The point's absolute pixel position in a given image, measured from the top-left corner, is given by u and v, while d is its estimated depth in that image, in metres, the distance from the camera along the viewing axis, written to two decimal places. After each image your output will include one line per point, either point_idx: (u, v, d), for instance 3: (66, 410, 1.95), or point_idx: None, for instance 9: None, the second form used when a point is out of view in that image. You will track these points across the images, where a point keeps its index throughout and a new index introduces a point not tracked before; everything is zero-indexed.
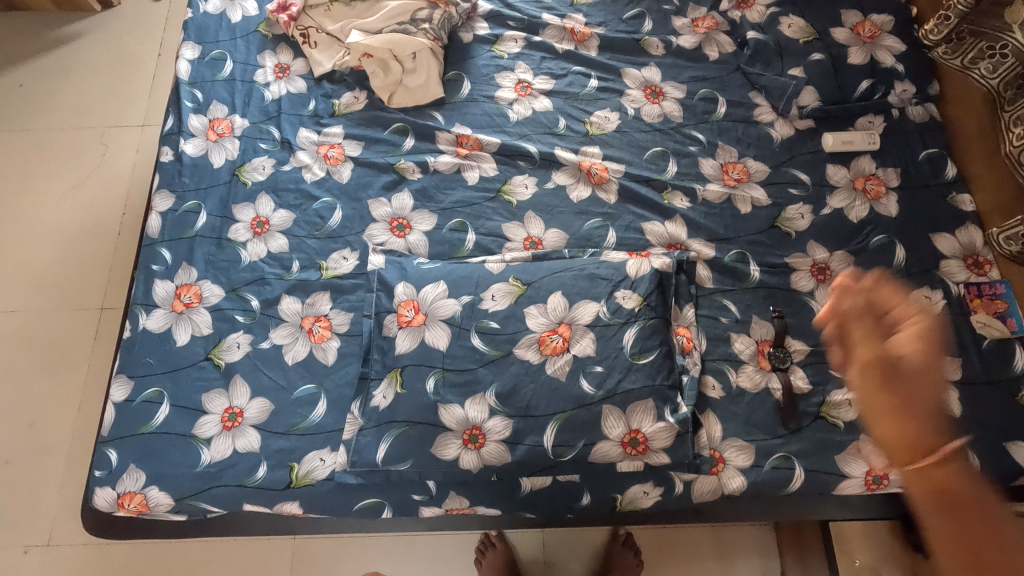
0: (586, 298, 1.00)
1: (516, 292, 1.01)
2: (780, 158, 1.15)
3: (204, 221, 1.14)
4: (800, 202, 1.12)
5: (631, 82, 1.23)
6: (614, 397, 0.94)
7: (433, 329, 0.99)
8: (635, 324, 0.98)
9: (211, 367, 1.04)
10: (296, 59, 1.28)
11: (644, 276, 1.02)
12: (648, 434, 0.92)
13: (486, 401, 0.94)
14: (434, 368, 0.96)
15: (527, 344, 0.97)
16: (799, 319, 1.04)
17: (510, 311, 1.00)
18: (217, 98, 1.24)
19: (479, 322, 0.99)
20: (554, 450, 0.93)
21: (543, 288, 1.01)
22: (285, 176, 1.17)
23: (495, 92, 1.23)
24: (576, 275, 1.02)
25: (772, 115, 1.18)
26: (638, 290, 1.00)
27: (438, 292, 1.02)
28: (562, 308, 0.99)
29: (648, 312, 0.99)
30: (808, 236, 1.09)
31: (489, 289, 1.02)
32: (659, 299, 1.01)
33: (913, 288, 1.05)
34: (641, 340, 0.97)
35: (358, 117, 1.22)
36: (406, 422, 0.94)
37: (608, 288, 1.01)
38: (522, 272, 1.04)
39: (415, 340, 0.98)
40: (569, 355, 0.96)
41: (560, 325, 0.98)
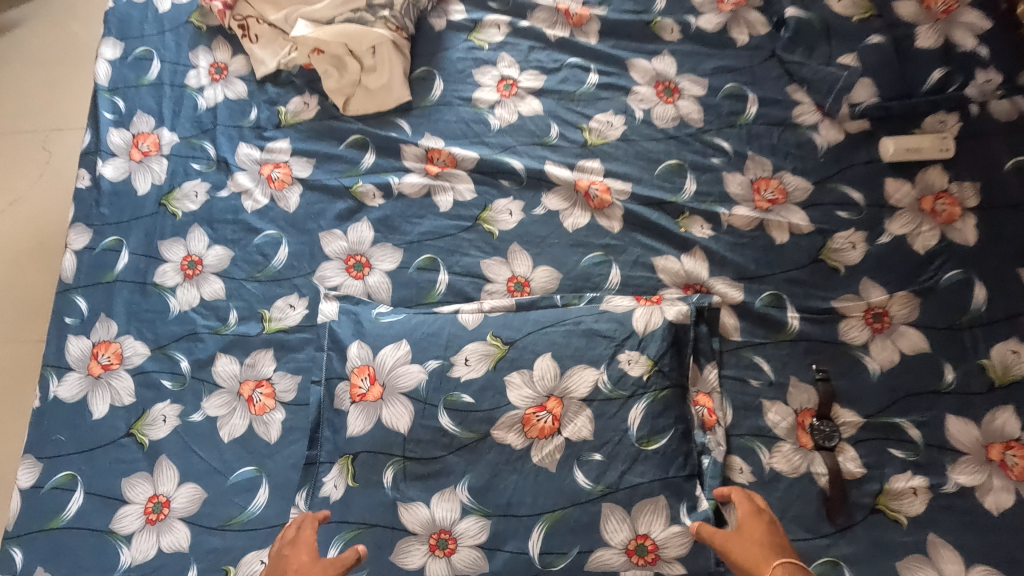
0: (582, 363, 0.79)
1: (497, 355, 0.81)
2: (826, 171, 0.92)
3: (126, 262, 0.95)
4: (850, 228, 0.89)
5: (639, 76, 1.00)
6: (617, 494, 0.75)
7: (392, 405, 0.79)
8: (643, 398, 0.78)
9: (132, 445, 0.87)
10: (235, 56, 1.07)
11: (655, 332, 0.81)
12: (660, 539, 0.74)
13: (457, 496, 0.76)
14: (393, 455, 0.78)
15: (507, 424, 0.77)
16: (848, 382, 0.83)
17: (486, 381, 0.79)
18: (142, 108, 1.04)
19: (448, 394, 0.79)
20: (541, 560, 0.74)
21: (528, 348, 0.81)
22: (221, 204, 0.98)
23: (473, 92, 1.01)
24: (569, 331, 0.81)
25: (816, 116, 0.95)
26: (647, 352, 0.80)
27: (399, 356, 0.82)
28: (552, 375, 0.79)
29: (660, 381, 0.79)
30: (862, 273, 0.88)
31: (461, 351, 0.82)
32: (674, 362, 0.80)
33: (997, 340, 0.82)
34: (651, 419, 0.77)
35: (309, 128, 1.01)
36: (359, 524, 0.76)
37: (609, 350, 0.80)
38: (503, 326, 0.83)
39: (370, 420, 0.80)
40: (561, 437, 0.77)
41: (549, 399, 0.78)
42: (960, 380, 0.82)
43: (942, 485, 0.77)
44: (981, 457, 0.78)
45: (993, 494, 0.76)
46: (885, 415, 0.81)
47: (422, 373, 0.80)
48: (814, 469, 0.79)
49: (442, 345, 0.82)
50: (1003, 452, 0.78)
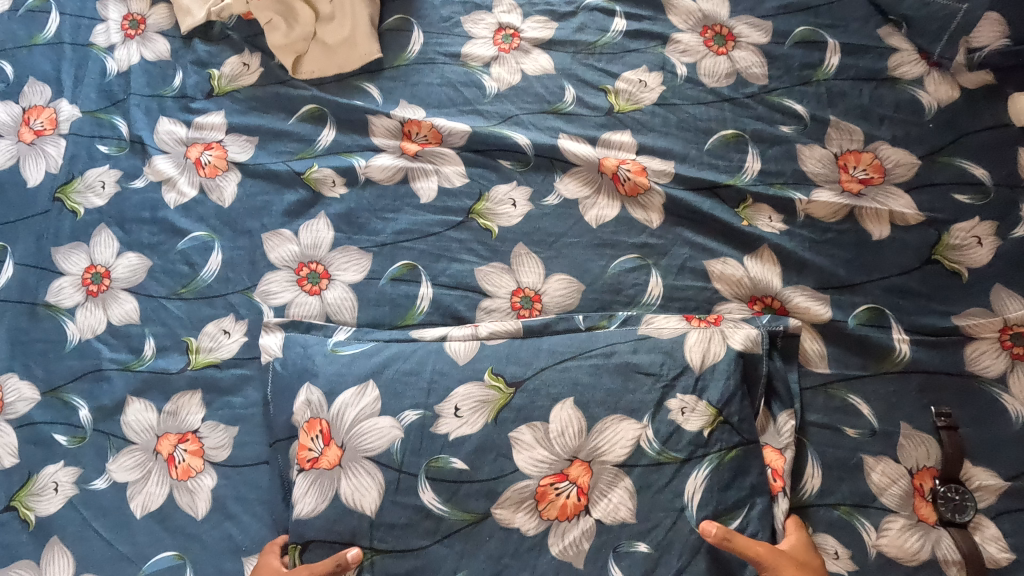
0: (617, 413, 0.56)
1: (499, 403, 0.57)
2: (936, 140, 0.69)
3: (11, 276, 0.73)
4: (973, 216, 0.66)
5: (680, 20, 0.76)
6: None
7: (355, 477, 0.56)
8: (704, 462, 0.56)
9: (12, 523, 0.65)
10: (157, 6, 0.83)
11: (717, 367, 0.58)
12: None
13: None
14: (355, 546, 0.56)
15: (511, 499, 0.55)
16: (981, 430, 0.60)
17: (482, 441, 0.56)
18: (36, 74, 0.80)
19: (433, 459, 0.56)
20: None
21: (541, 393, 0.57)
22: (136, 198, 0.75)
23: (461, 46, 0.78)
24: (598, 368, 0.58)
25: (919, 67, 0.72)
26: (707, 396, 0.57)
27: (363, 406, 0.58)
28: (576, 431, 0.56)
29: (727, 437, 0.56)
30: (993, 276, 0.64)
31: (451, 397, 0.58)
32: (744, 408, 0.58)
33: None
34: (716, 491, 0.55)
35: (249, 96, 0.78)
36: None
37: (654, 394, 0.57)
38: (506, 358, 0.59)
39: (324, 498, 0.57)
40: (591, 518, 0.55)
41: (571, 464, 0.55)
42: None
43: None
44: None
45: None
46: None
47: (395, 429, 0.57)
48: (936, 552, 0.57)
49: (420, 388, 0.58)
50: None
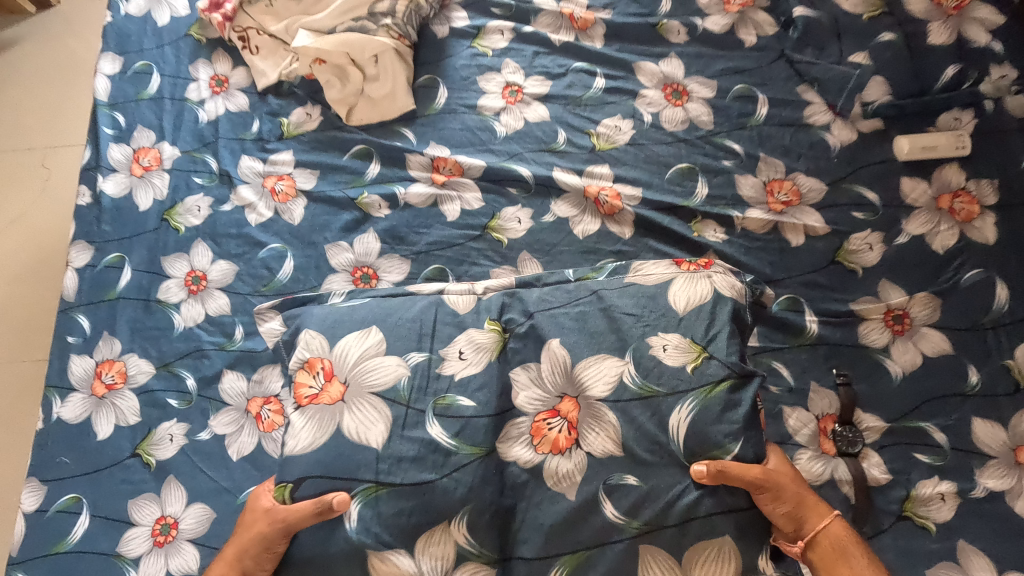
0: (602, 354, 0.71)
1: (495, 345, 0.74)
2: (841, 171, 0.91)
3: (128, 279, 0.94)
4: (867, 228, 0.88)
5: (646, 79, 0.99)
6: (656, 534, 0.65)
7: (359, 410, 0.70)
8: (687, 397, 0.69)
9: (138, 465, 0.85)
10: (236, 68, 1.06)
11: (696, 309, 0.74)
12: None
13: (453, 537, 0.66)
14: (360, 483, 0.67)
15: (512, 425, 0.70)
16: (870, 385, 0.81)
17: (482, 380, 0.71)
18: (143, 122, 1.02)
19: (441, 397, 0.71)
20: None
21: (526, 339, 0.74)
22: (225, 218, 0.96)
23: (477, 100, 1.00)
24: (581, 314, 0.75)
25: (829, 115, 0.94)
26: (686, 335, 0.72)
27: (367, 347, 0.73)
28: (563, 368, 0.71)
29: (711, 373, 0.70)
30: (881, 273, 0.86)
31: (454, 343, 0.74)
32: (721, 347, 0.72)
33: (1020, 341, 0.81)
34: (701, 428, 0.67)
35: (313, 139, 1.00)
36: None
37: (638, 333, 0.73)
38: (502, 313, 0.77)
39: (324, 431, 0.69)
40: (581, 453, 0.68)
41: (561, 401, 0.70)
42: (985, 382, 0.80)
43: (971, 490, 0.76)
44: (1009, 461, 0.77)
45: None
46: (910, 419, 0.80)
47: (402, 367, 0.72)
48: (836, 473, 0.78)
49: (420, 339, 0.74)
50: None
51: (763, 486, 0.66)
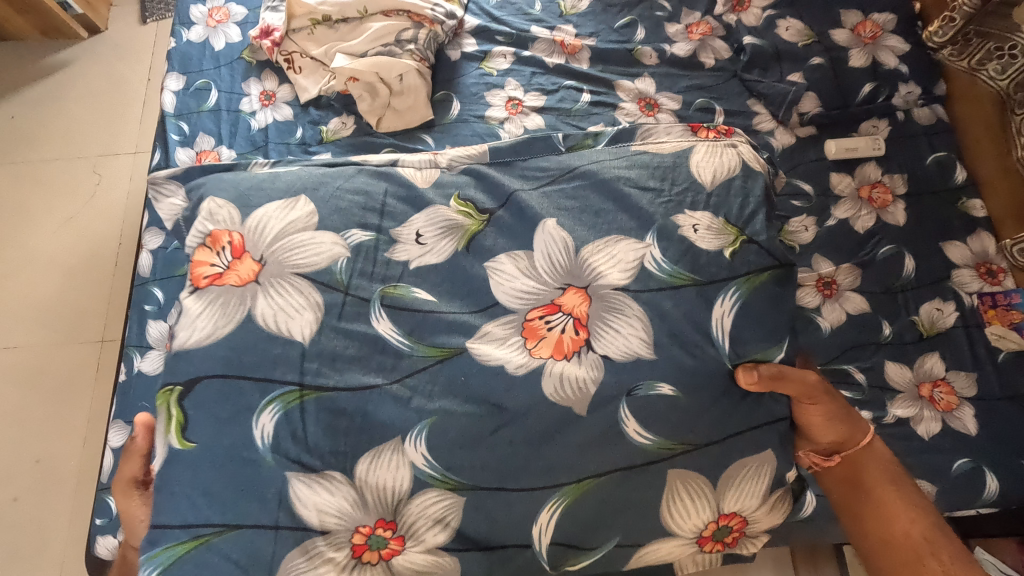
0: (619, 239, 0.81)
1: (467, 229, 0.83)
2: (782, 168, 1.12)
3: None
4: (804, 213, 1.08)
5: (625, 95, 1.20)
6: (684, 459, 0.72)
7: (285, 292, 0.77)
8: (730, 287, 0.78)
9: None
10: (282, 85, 1.26)
11: (723, 185, 0.84)
12: (748, 517, 0.74)
13: (409, 459, 0.70)
14: (283, 390, 0.73)
15: (500, 322, 0.77)
16: (806, 337, 1.00)
17: (450, 268, 0.81)
18: (204, 130, 1.22)
19: (391, 287, 0.80)
20: (536, 536, 0.71)
21: (502, 225, 0.84)
22: None
23: (485, 111, 1.20)
24: (581, 194, 0.85)
25: (773, 124, 1.15)
26: (720, 216, 0.82)
27: (293, 227, 0.81)
28: (563, 246, 0.80)
29: (749, 258, 0.79)
30: (814, 249, 1.06)
31: (411, 223, 0.84)
32: (756, 231, 0.81)
33: (923, 301, 1.01)
34: (742, 330, 0.76)
35: (347, 143, 1.19)
36: (202, 533, 0.67)
37: (663, 215, 0.82)
38: (468, 191, 0.87)
39: (230, 319, 0.76)
40: (594, 353, 0.75)
41: (568, 289, 0.78)
42: (896, 333, 1.00)
43: (885, 417, 0.94)
44: (914, 394, 0.96)
45: (925, 423, 0.94)
46: (837, 363, 0.98)
47: (336, 252, 0.80)
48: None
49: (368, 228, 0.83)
50: (931, 390, 0.96)
51: (813, 397, 0.76)
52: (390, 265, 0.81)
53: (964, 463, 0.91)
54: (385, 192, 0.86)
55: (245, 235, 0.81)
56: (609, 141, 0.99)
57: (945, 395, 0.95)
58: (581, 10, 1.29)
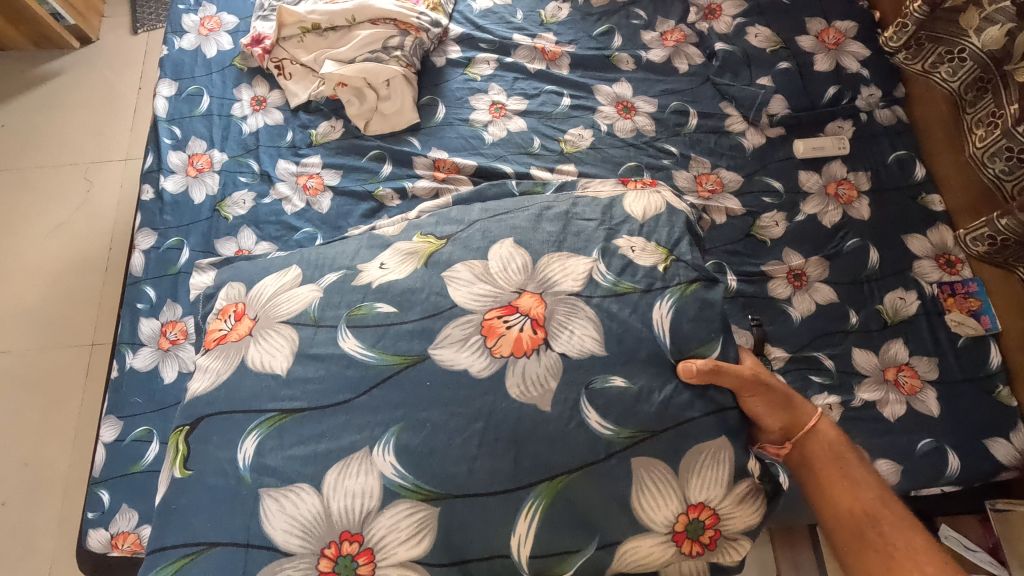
0: (567, 254, 0.78)
1: (425, 251, 0.79)
2: (753, 167, 1.17)
3: (187, 257, 1.15)
4: (774, 210, 1.14)
5: (603, 98, 1.25)
6: (645, 447, 0.67)
7: (268, 335, 0.75)
8: (666, 294, 0.76)
9: None
10: (272, 91, 1.31)
11: (653, 219, 0.84)
12: (719, 511, 0.68)
13: (377, 467, 0.64)
14: (264, 414, 0.69)
15: (457, 325, 0.72)
16: (777, 326, 1.05)
17: (412, 285, 0.75)
18: (196, 134, 1.26)
19: (356, 309, 0.75)
20: (515, 547, 0.63)
21: (463, 245, 0.79)
22: (265, 209, 1.17)
23: (470, 114, 1.25)
24: (532, 218, 0.82)
25: (744, 125, 1.21)
26: (652, 240, 0.82)
27: (282, 284, 0.80)
28: (516, 257, 0.77)
29: (680, 274, 0.79)
30: (784, 243, 1.11)
31: (377, 258, 0.81)
32: (684, 252, 0.82)
33: (888, 290, 1.06)
34: (682, 331, 0.74)
35: (336, 146, 1.23)
36: (189, 551, 0.64)
37: (603, 235, 0.81)
38: (429, 227, 0.84)
39: (230, 364, 0.74)
40: (553, 352, 0.70)
41: (522, 294, 0.73)
42: (862, 321, 1.04)
43: (852, 400, 0.98)
44: (879, 378, 1.00)
45: (889, 406, 0.98)
46: (806, 350, 1.03)
47: (314, 293, 0.77)
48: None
49: (340, 265, 0.80)
50: (896, 373, 1.00)
51: (752, 389, 0.75)
52: (355, 291, 0.76)
53: (927, 442, 0.95)
54: (363, 244, 0.84)
55: (246, 301, 0.80)
56: (556, 189, 1.08)
57: (909, 378, 0.99)
58: (561, 19, 1.36)
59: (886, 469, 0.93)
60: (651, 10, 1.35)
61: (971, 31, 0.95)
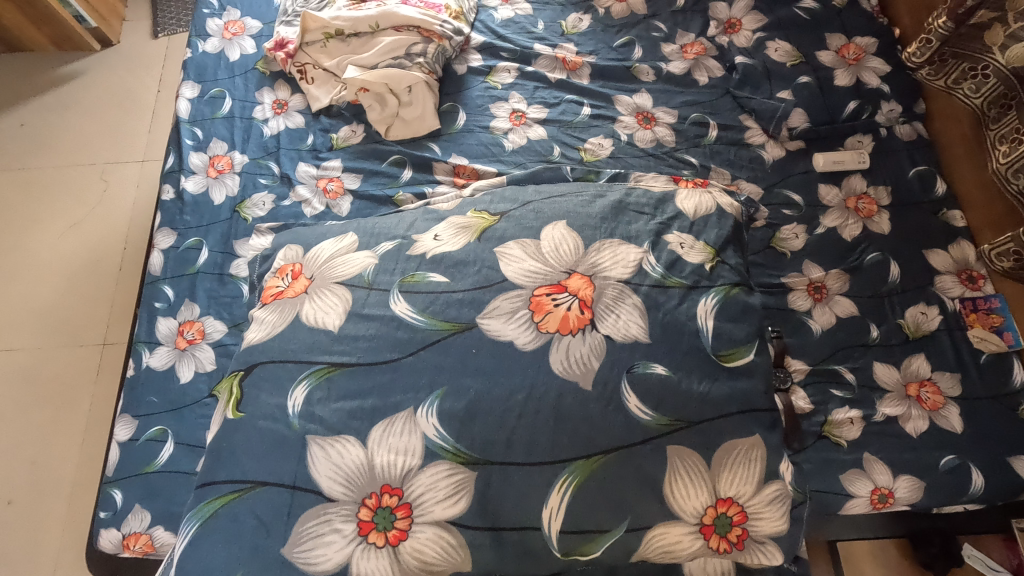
0: (619, 241, 0.83)
1: (479, 226, 0.86)
2: (772, 179, 1.18)
3: (206, 257, 1.15)
4: (794, 222, 1.14)
5: (623, 108, 1.26)
6: (681, 435, 0.71)
7: (326, 295, 0.82)
8: (711, 292, 0.82)
9: (214, 403, 1.02)
10: (294, 95, 1.32)
11: (702, 219, 0.90)
12: (747, 508, 0.71)
13: (421, 427, 0.70)
14: (315, 365, 0.76)
15: (508, 297, 0.77)
16: (797, 338, 1.04)
17: (463, 257, 0.82)
18: (217, 136, 1.27)
19: (409, 276, 0.82)
20: (546, 519, 0.68)
21: (516, 223, 0.86)
22: (285, 211, 1.17)
23: (490, 122, 1.25)
24: (588, 202, 0.88)
25: (764, 137, 1.21)
26: (701, 239, 0.87)
27: (341, 249, 0.88)
28: (569, 241, 0.82)
29: (725, 275, 0.84)
30: (804, 255, 1.11)
31: (430, 232, 0.88)
32: (729, 257, 0.87)
33: (909, 305, 1.05)
34: (724, 331, 0.79)
35: (357, 150, 1.24)
36: (237, 487, 0.71)
37: (654, 228, 0.86)
38: (483, 205, 0.91)
39: (285, 318, 0.82)
40: (598, 333, 0.75)
41: (571, 275, 0.79)
42: (883, 335, 1.03)
43: (873, 415, 0.96)
44: (902, 393, 0.98)
45: (912, 421, 0.96)
46: (827, 363, 1.02)
47: (369, 260, 0.85)
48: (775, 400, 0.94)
49: (396, 235, 0.88)
50: (918, 389, 0.98)
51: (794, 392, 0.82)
52: (409, 260, 0.83)
53: (951, 459, 0.93)
54: (416, 217, 0.92)
55: (304, 262, 0.88)
56: (609, 177, 1.12)
57: (931, 394, 0.98)
58: (582, 30, 1.37)
59: (907, 486, 0.92)
60: (671, 23, 1.37)
61: (995, 48, 0.95)
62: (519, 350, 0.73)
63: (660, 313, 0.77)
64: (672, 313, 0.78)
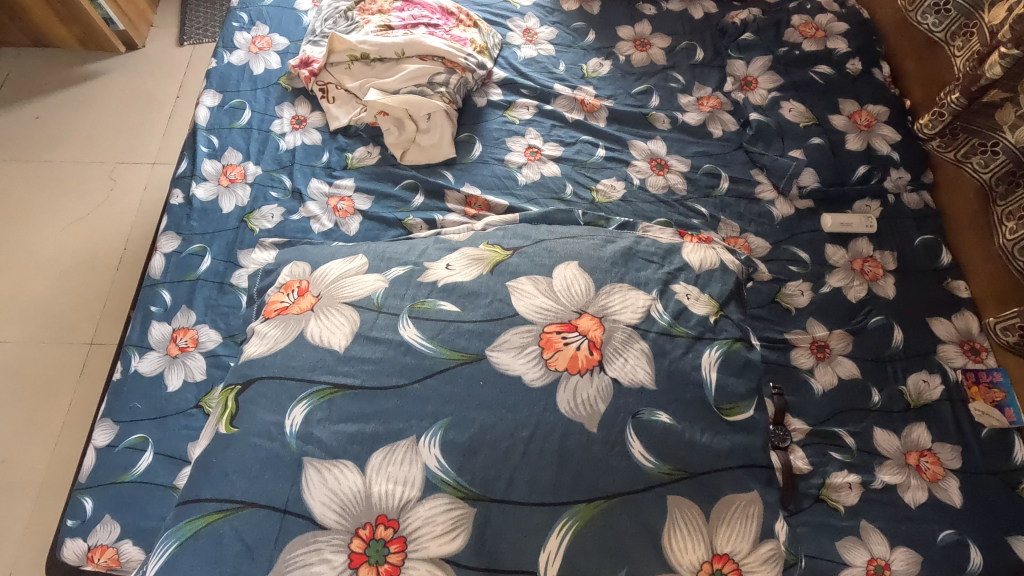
0: (631, 287, 0.83)
1: (492, 259, 0.86)
2: (780, 235, 1.19)
3: (208, 265, 1.14)
4: (800, 279, 1.14)
5: (637, 153, 1.27)
6: (682, 485, 0.70)
7: (331, 317, 0.81)
8: (715, 344, 0.81)
9: (199, 415, 0.99)
10: (314, 112, 1.34)
11: (707, 272, 0.90)
12: (742, 566, 0.69)
13: (422, 457, 0.68)
14: (316, 385, 0.74)
15: (518, 332, 0.76)
16: (798, 397, 1.02)
17: (475, 287, 0.82)
18: (232, 145, 1.28)
19: (420, 302, 0.81)
20: (543, 564, 0.65)
21: (528, 258, 0.86)
22: (293, 225, 1.17)
23: (505, 155, 1.27)
24: (602, 246, 0.88)
25: (774, 194, 1.23)
26: (707, 292, 0.87)
27: (349, 271, 0.87)
28: (581, 282, 0.82)
29: (728, 330, 0.84)
30: (808, 313, 1.11)
31: (443, 260, 0.87)
32: (732, 312, 0.87)
33: (911, 372, 1.05)
34: (726, 385, 0.78)
35: (371, 171, 1.24)
36: (222, 507, 0.68)
37: (663, 277, 0.86)
38: (497, 239, 0.91)
39: (288, 336, 0.80)
40: (606, 375, 0.74)
41: (582, 315, 0.78)
42: (885, 401, 1.02)
43: (872, 482, 0.94)
44: (901, 461, 0.97)
45: (911, 491, 0.94)
46: (827, 425, 1.00)
47: (379, 283, 0.84)
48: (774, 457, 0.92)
49: (406, 260, 0.87)
50: (918, 459, 0.97)
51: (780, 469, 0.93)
52: (420, 286, 0.83)
53: (948, 534, 0.90)
54: (433, 245, 0.91)
55: (311, 279, 0.87)
56: (618, 225, 1.12)
57: (930, 465, 0.96)
58: (602, 74, 1.40)
59: (904, 559, 0.88)
60: (688, 75, 1.40)
61: (1006, 126, 0.98)
62: (519, 385, 0.72)
63: (666, 361, 0.77)
64: (678, 362, 0.77)
